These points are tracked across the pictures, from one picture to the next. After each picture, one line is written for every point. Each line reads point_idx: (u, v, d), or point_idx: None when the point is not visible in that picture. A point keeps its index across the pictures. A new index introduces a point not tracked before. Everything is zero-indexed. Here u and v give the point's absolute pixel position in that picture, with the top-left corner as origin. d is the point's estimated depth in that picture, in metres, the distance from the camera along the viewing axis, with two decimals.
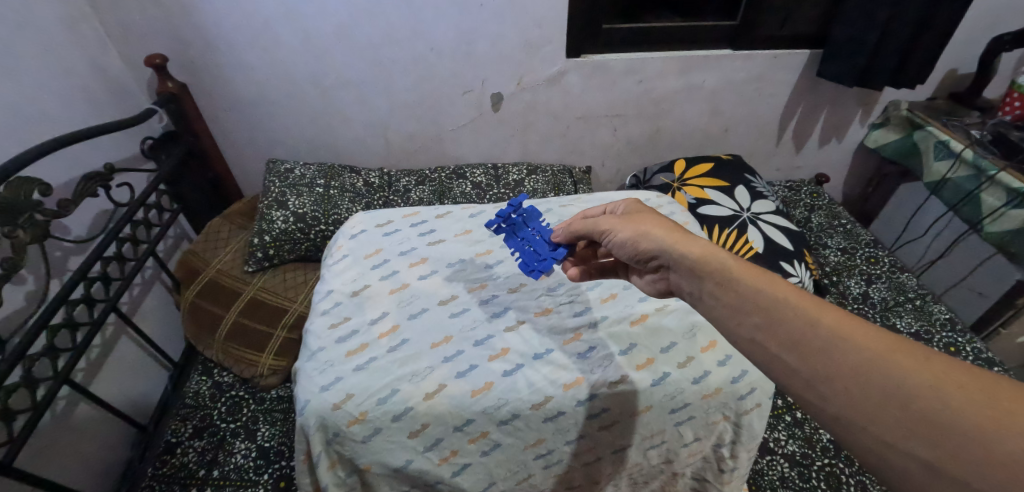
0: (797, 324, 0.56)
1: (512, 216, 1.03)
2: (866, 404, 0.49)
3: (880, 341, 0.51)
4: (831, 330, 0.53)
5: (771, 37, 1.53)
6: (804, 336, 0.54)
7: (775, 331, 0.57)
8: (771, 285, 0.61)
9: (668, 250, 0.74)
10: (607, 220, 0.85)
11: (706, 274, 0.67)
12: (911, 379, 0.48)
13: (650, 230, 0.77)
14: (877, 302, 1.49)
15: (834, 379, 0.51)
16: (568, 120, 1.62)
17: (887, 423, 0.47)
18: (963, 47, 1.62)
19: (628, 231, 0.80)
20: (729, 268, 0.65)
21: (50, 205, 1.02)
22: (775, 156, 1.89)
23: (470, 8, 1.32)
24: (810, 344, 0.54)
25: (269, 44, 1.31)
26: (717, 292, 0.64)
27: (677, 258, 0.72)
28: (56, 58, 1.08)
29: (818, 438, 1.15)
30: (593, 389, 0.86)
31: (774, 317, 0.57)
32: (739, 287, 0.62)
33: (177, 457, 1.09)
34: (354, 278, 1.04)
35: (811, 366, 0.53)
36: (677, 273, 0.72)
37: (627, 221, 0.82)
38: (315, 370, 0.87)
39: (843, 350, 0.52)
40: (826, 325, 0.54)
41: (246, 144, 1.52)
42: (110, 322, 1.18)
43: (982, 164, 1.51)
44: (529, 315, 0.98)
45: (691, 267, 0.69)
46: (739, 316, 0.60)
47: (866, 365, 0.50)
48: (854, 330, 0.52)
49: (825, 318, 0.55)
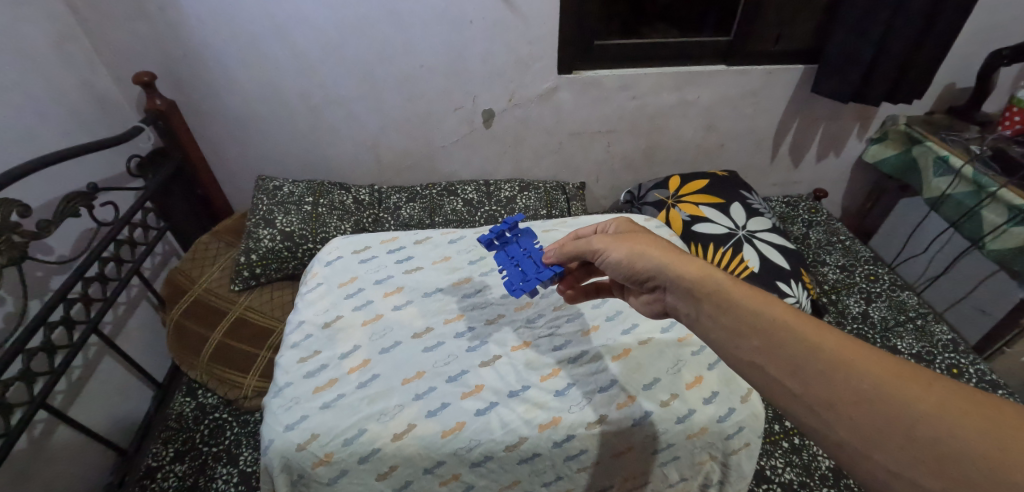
0: (796, 346, 0.53)
1: (506, 233, 1.01)
2: (868, 431, 0.46)
3: (881, 365, 0.48)
4: (832, 354, 0.51)
5: (766, 52, 1.52)
6: (805, 359, 0.52)
7: (775, 354, 0.54)
8: (769, 306, 0.58)
9: (664, 270, 0.70)
10: (600, 238, 0.82)
11: (704, 296, 0.63)
12: (915, 406, 0.45)
13: (645, 250, 0.74)
14: (877, 321, 1.45)
15: (837, 405, 0.48)
16: (561, 135, 1.60)
17: (891, 452, 0.45)
18: (961, 62, 1.60)
19: (622, 250, 0.77)
20: (729, 293, 0.61)
21: (29, 227, 1.00)
22: (772, 171, 1.87)
23: (459, 24, 1.31)
24: (811, 369, 0.51)
25: (257, 60, 1.30)
26: (716, 314, 0.61)
27: (673, 279, 0.68)
28: (41, 76, 1.07)
29: (816, 466, 1.11)
30: (570, 430, 0.83)
31: (771, 340, 0.54)
32: (739, 309, 0.59)
33: (157, 482, 1.05)
34: (327, 308, 1.02)
35: (813, 390, 0.50)
36: (674, 294, 0.69)
37: (621, 241, 0.79)
38: (280, 407, 0.86)
39: (844, 374, 0.49)
40: (826, 350, 0.51)
41: (236, 161, 1.51)
42: (93, 343, 1.16)
43: (983, 180, 1.47)
44: (506, 349, 0.96)
45: (688, 288, 0.66)
46: (736, 338, 0.58)
47: (866, 390, 0.47)
48: (855, 353, 0.50)
49: (826, 342, 0.52)
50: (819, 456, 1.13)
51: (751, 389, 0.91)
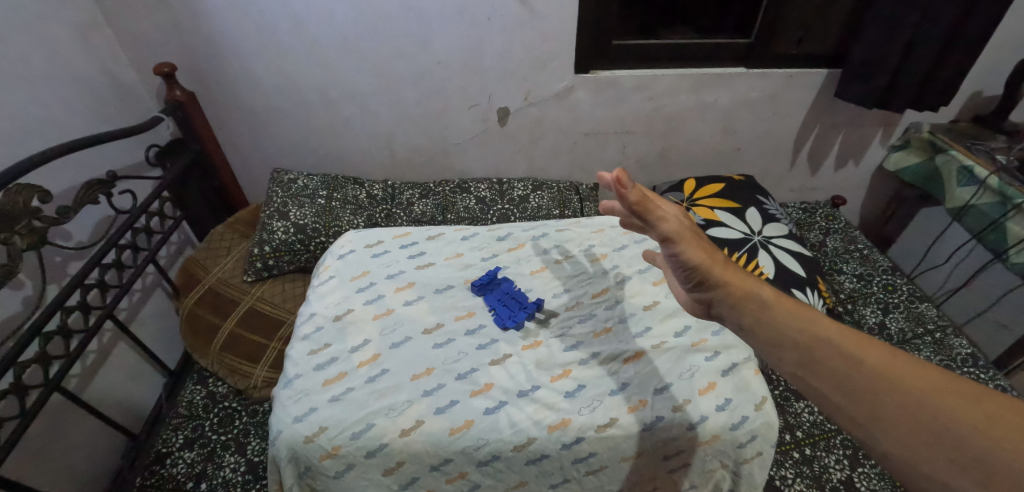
0: (839, 361, 0.51)
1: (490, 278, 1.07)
2: (915, 443, 0.45)
3: (928, 380, 0.47)
4: (875, 370, 0.49)
5: (787, 56, 1.49)
6: (849, 375, 0.49)
7: (817, 367, 0.51)
8: (811, 319, 0.55)
9: (720, 287, 0.63)
10: (672, 224, 0.66)
11: (747, 310, 0.59)
12: (963, 421, 0.44)
13: (711, 264, 0.64)
14: (894, 333, 1.42)
15: (884, 417, 0.47)
16: (575, 135, 1.59)
17: (939, 465, 0.43)
18: (990, 69, 1.56)
19: (702, 255, 0.65)
20: (770, 305, 0.58)
21: (49, 213, 1.01)
22: (790, 176, 1.83)
23: (477, 21, 1.31)
24: (857, 383, 0.49)
25: (276, 54, 1.31)
26: (755, 326, 0.58)
27: (722, 296, 0.62)
28: (64, 65, 1.08)
29: (827, 478, 1.09)
30: (581, 432, 0.83)
31: (811, 354, 0.52)
32: (779, 321, 0.56)
33: (166, 468, 1.05)
34: (338, 301, 1.02)
35: (857, 405, 0.48)
36: (720, 306, 0.63)
37: (698, 241, 0.66)
38: (290, 398, 0.86)
39: (890, 388, 0.47)
40: (872, 365, 0.49)
41: (253, 154, 1.52)
42: (108, 328, 1.17)
43: (1008, 191, 1.42)
44: (517, 348, 0.95)
45: (733, 301, 0.61)
46: (777, 351, 0.55)
47: (908, 404, 0.46)
48: (899, 367, 0.48)
49: (870, 357, 0.50)
50: (831, 468, 1.11)
51: (764, 398, 0.89)
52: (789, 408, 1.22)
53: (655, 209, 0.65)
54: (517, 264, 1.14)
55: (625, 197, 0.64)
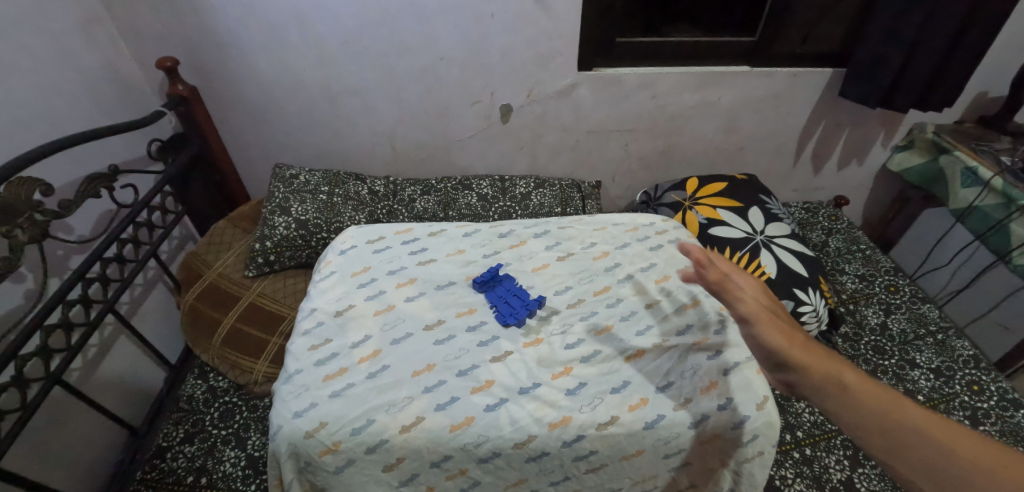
0: (928, 450, 0.52)
1: (491, 276, 1.06)
2: None
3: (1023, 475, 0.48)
4: (966, 460, 0.51)
5: (792, 54, 1.48)
6: (940, 464, 0.51)
7: (905, 453, 0.53)
8: (895, 404, 0.56)
9: (799, 369, 0.64)
10: (747, 303, 0.74)
11: (827, 390, 0.60)
12: None
13: (790, 347, 0.66)
14: (895, 334, 1.41)
15: None
16: (578, 133, 1.58)
17: None
18: (996, 70, 1.55)
19: (779, 337, 0.68)
20: (850, 386, 0.59)
21: (51, 206, 1.01)
22: (793, 176, 1.83)
23: (481, 18, 1.30)
24: (949, 473, 0.50)
25: (280, 50, 1.31)
26: (837, 405, 0.59)
27: (802, 378, 0.63)
28: (66, 59, 1.08)
29: (827, 478, 1.09)
30: (581, 430, 0.83)
31: (899, 441, 0.53)
32: (862, 404, 0.57)
33: (167, 461, 1.06)
34: (339, 296, 1.02)
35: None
36: (797, 386, 0.64)
37: (776, 323, 0.70)
38: (290, 394, 0.86)
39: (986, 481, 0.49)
40: (959, 454, 0.51)
41: (256, 149, 1.52)
42: (109, 322, 1.18)
43: (1012, 193, 1.42)
44: (518, 345, 0.95)
45: (812, 381, 0.62)
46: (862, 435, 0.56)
47: None
48: (989, 458, 0.50)
49: (959, 447, 0.52)
50: (831, 468, 1.10)
51: (766, 397, 0.89)
52: (789, 407, 1.22)
53: (733, 289, 0.75)
54: (519, 261, 1.14)
55: (703, 274, 0.77)
